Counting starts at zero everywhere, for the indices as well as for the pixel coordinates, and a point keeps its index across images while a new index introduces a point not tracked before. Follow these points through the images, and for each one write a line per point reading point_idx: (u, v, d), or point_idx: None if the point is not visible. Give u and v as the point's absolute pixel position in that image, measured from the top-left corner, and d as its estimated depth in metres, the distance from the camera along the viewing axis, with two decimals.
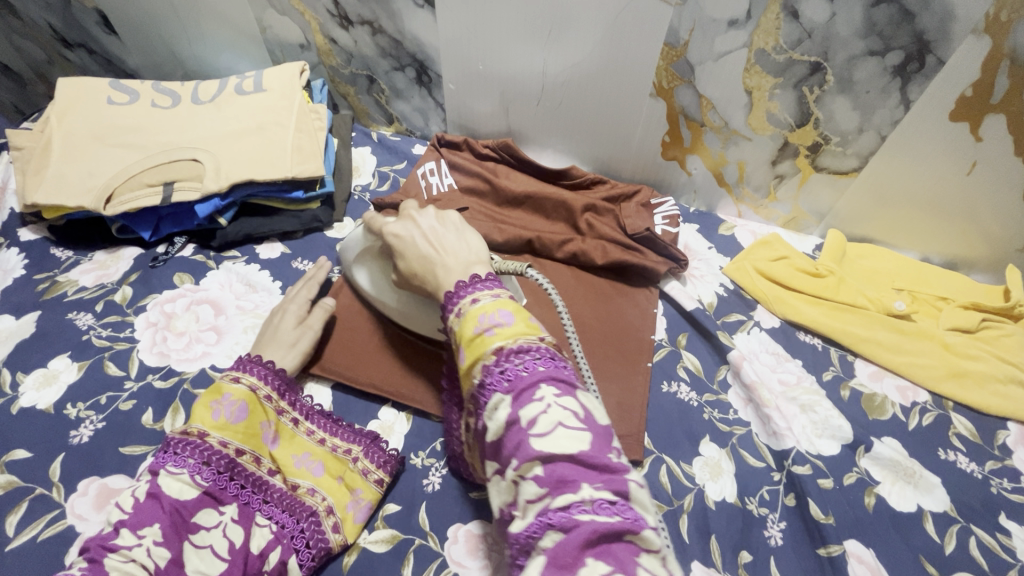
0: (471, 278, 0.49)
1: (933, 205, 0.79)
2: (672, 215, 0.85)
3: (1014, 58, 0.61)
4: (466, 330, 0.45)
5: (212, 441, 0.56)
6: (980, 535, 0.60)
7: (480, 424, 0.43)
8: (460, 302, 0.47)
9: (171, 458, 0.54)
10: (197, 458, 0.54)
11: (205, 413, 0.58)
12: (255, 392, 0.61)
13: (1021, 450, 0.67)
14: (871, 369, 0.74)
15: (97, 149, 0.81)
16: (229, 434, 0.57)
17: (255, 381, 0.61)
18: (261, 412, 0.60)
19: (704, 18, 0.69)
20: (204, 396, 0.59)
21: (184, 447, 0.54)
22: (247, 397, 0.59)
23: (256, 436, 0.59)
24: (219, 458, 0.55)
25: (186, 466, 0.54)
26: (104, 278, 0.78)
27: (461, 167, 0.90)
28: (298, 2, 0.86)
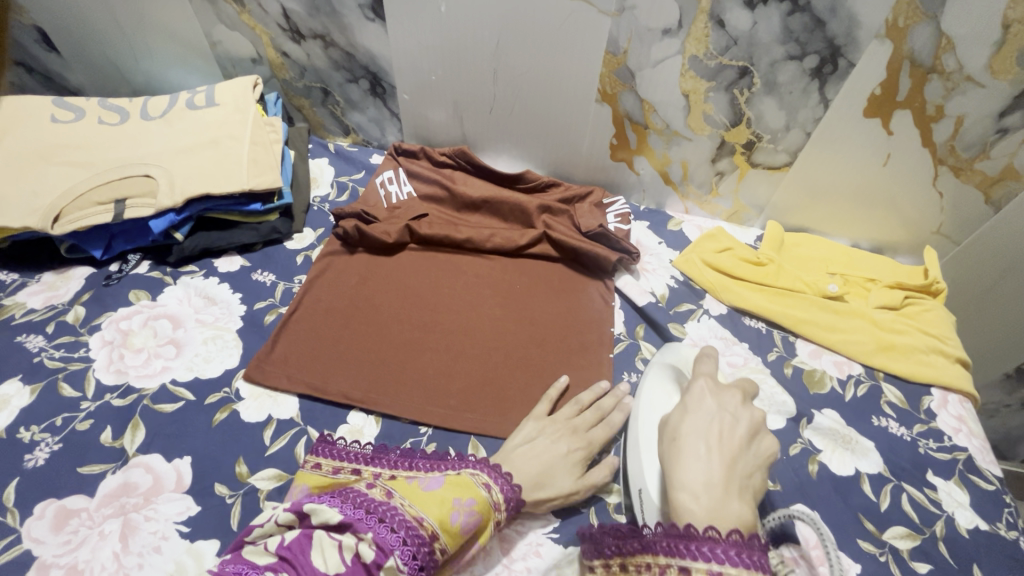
0: (746, 541, 0.43)
1: (858, 194, 0.86)
2: (624, 214, 0.89)
3: (913, 59, 0.68)
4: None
5: (436, 548, 0.49)
6: (910, 491, 0.66)
7: None
8: (723, 567, 0.42)
9: (402, 546, 0.46)
10: (419, 560, 0.47)
11: (443, 512, 0.50)
12: (494, 510, 0.54)
13: (944, 412, 0.74)
14: (810, 347, 0.80)
15: (42, 168, 0.80)
16: (449, 544, 0.50)
17: (496, 488, 0.56)
18: (484, 530, 0.53)
19: (640, 28, 0.73)
20: (453, 483, 0.54)
21: (418, 542, 0.47)
22: (485, 512, 0.53)
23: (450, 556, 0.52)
24: (430, 570, 0.48)
25: (409, 562, 0.46)
26: (54, 299, 0.76)
27: (419, 175, 0.92)
28: (248, 17, 0.86)
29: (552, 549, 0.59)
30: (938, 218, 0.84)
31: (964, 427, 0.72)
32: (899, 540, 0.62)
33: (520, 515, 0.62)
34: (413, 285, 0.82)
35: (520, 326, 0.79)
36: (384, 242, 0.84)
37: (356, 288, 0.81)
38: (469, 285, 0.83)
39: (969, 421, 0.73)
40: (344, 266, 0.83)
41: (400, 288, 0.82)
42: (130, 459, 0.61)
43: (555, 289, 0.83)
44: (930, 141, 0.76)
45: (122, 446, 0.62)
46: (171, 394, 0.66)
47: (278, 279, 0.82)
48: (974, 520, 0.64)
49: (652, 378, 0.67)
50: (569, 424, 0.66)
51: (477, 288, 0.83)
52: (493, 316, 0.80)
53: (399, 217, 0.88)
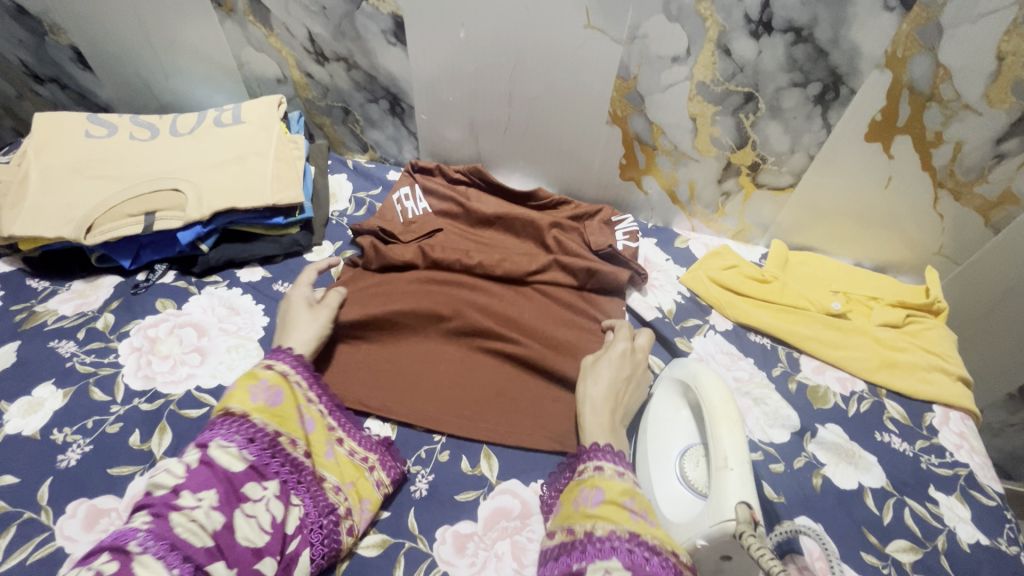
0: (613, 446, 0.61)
1: (860, 215, 0.89)
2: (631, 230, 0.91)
3: (912, 87, 0.71)
4: (614, 498, 0.55)
5: (255, 421, 0.58)
6: (912, 506, 0.67)
7: (580, 565, 0.51)
8: (609, 460, 0.60)
9: (220, 433, 0.56)
10: (242, 435, 0.57)
11: (243, 395, 0.60)
12: (287, 378, 0.64)
13: (946, 429, 0.75)
14: (814, 363, 0.82)
15: (77, 182, 0.83)
16: (268, 414, 0.60)
17: (280, 364, 0.65)
18: (295, 397, 0.64)
19: (650, 55, 0.77)
20: (240, 377, 0.62)
21: (226, 424, 0.57)
22: (281, 383, 0.63)
23: (292, 420, 0.62)
24: (263, 436, 0.58)
25: (233, 441, 0.56)
26: (84, 306, 0.79)
27: (434, 192, 0.95)
28: (275, 40, 0.91)
29: None
30: (938, 239, 0.87)
31: (965, 443, 0.74)
32: (901, 553, 0.63)
33: (531, 523, 0.64)
34: (427, 295, 0.85)
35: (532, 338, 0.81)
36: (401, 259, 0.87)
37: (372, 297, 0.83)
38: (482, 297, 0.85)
39: (971, 438, 0.75)
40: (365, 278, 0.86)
41: (415, 298, 0.84)
42: (157, 462, 0.63)
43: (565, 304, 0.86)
44: (930, 165, 0.79)
45: (150, 449, 0.64)
46: (197, 401, 0.69)
47: None
48: (975, 535, 0.65)
49: (663, 396, 0.70)
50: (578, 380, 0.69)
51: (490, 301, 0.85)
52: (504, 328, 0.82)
53: (415, 232, 0.92)
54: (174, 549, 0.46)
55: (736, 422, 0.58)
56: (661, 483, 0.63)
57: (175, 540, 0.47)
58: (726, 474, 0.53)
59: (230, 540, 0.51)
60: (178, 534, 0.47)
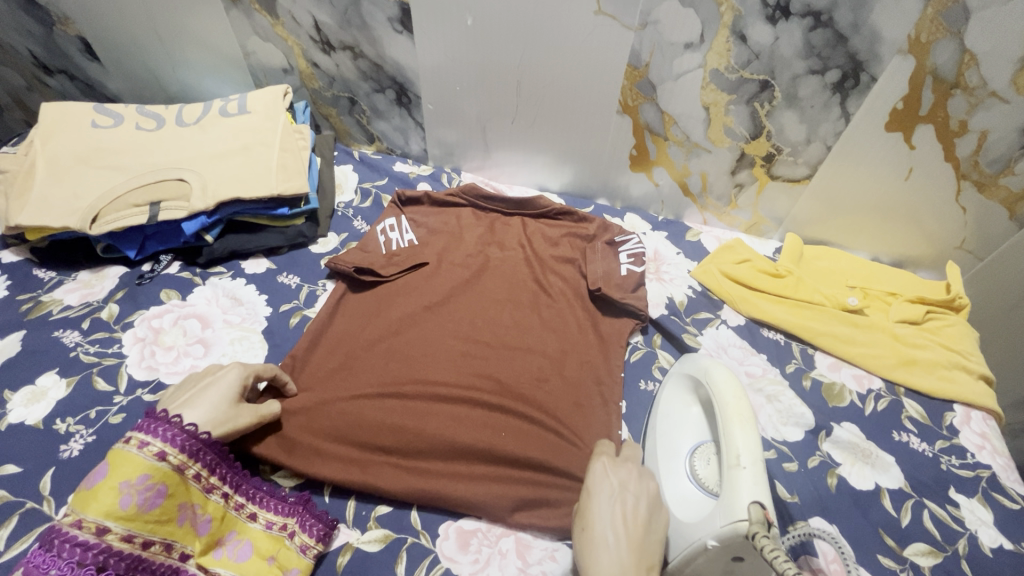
0: None
1: (879, 207, 0.87)
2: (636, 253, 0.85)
3: (936, 74, 0.69)
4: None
5: (100, 542, 0.47)
6: (932, 508, 0.65)
7: None
8: None
9: (53, 568, 0.44)
10: (87, 562, 0.45)
11: (108, 503, 0.48)
12: (176, 470, 0.52)
13: (967, 429, 0.73)
14: (830, 360, 0.79)
15: (83, 171, 0.83)
16: (130, 526, 0.48)
17: (157, 442, 0.51)
18: (177, 491, 0.52)
19: (662, 42, 0.75)
20: (108, 468, 0.49)
21: (68, 547, 0.45)
22: (165, 477, 0.51)
23: (173, 521, 0.52)
24: (117, 558, 0.47)
25: (75, 572, 0.45)
26: (89, 296, 0.79)
27: (421, 222, 0.91)
28: (281, 28, 0.89)
29: (567, 555, 0.60)
30: (961, 233, 0.85)
31: (988, 444, 0.71)
32: (920, 557, 0.61)
33: None
34: (410, 338, 0.78)
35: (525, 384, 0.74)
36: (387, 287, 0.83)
37: (351, 342, 0.77)
38: (472, 335, 0.79)
39: (993, 439, 0.72)
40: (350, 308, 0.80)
41: (396, 341, 0.77)
42: None
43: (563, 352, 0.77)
44: (953, 155, 0.76)
45: None
46: None
47: (303, 282, 0.84)
48: (998, 539, 0.63)
49: (672, 393, 0.68)
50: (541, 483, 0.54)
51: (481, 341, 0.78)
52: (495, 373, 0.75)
53: (399, 266, 0.85)
54: None
55: (750, 420, 0.56)
56: (667, 480, 0.61)
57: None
58: (738, 472, 0.52)
59: None
60: None
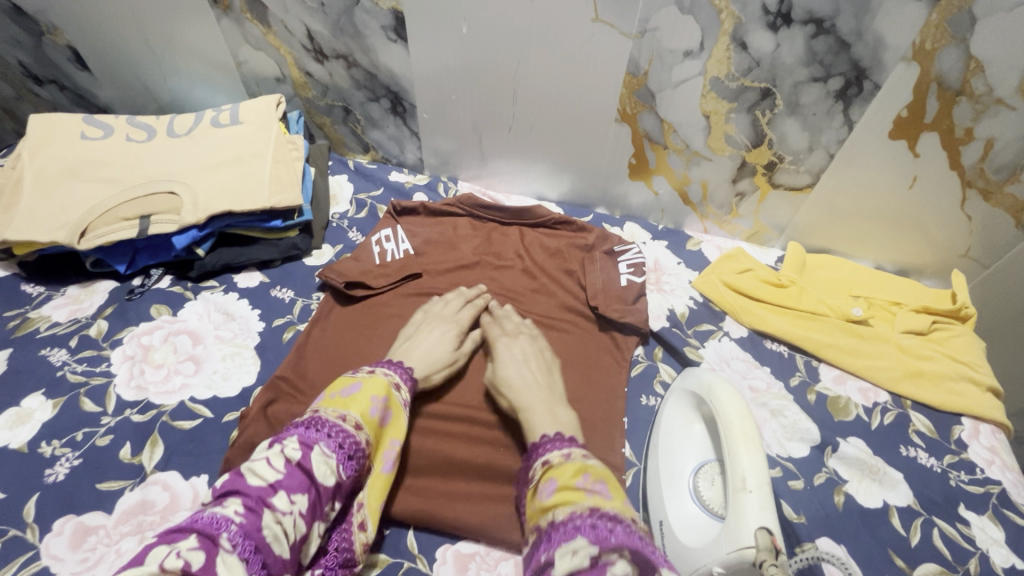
0: (557, 436, 0.58)
1: (883, 215, 0.86)
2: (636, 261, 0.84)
3: (941, 81, 0.67)
4: (568, 480, 0.51)
5: (362, 438, 0.54)
6: (942, 526, 0.63)
7: (546, 555, 0.46)
8: (550, 453, 0.56)
9: (326, 439, 0.51)
10: (344, 449, 0.52)
11: (363, 408, 0.56)
12: (403, 406, 0.62)
13: (976, 443, 0.71)
14: (834, 373, 0.78)
15: (72, 185, 0.81)
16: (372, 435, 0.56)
17: (397, 382, 0.63)
18: (399, 426, 0.60)
19: (661, 50, 0.73)
20: (366, 383, 0.59)
21: (336, 432, 0.52)
22: (397, 409, 0.61)
23: (381, 449, 0.58)
24: (358, 453, 0.53)
25: (336, 452, 0.51)
26: (78, 312, 0.77)
27: (416, 232, 0.89)
28: (273, 37, 0.88)
29: None
30: (966, 242, 0.84)
31: (997, 459, 0.70)
32: None
33: None
34: None
35: None
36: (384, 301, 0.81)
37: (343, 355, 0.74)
38: (469, 347, 0.77)
39: (1002, 452, 0.71)
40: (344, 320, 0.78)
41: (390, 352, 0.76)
42: (148, 476, 0.61)
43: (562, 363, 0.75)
44: (958, 163, 0.75)
45: (141, 462, 0.62)
46: (190, 412, 0.67)
47: (297, 296, 0.82)
48: (1010, 558, 0.61)
49: (675, 409, 0.66)
50: (455, 318, 0.76)
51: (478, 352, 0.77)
52: None
53: (391, 276, 0.83)
54: (259, 556, 0.42)
55: (756, 441, 0.54)
56: (670, 503, 0.59)
57: (261, 544, 0.43)
58: (744, 496, 0.50)
59: (298, 554, 0.47)
60: (265, 537, 0.43)
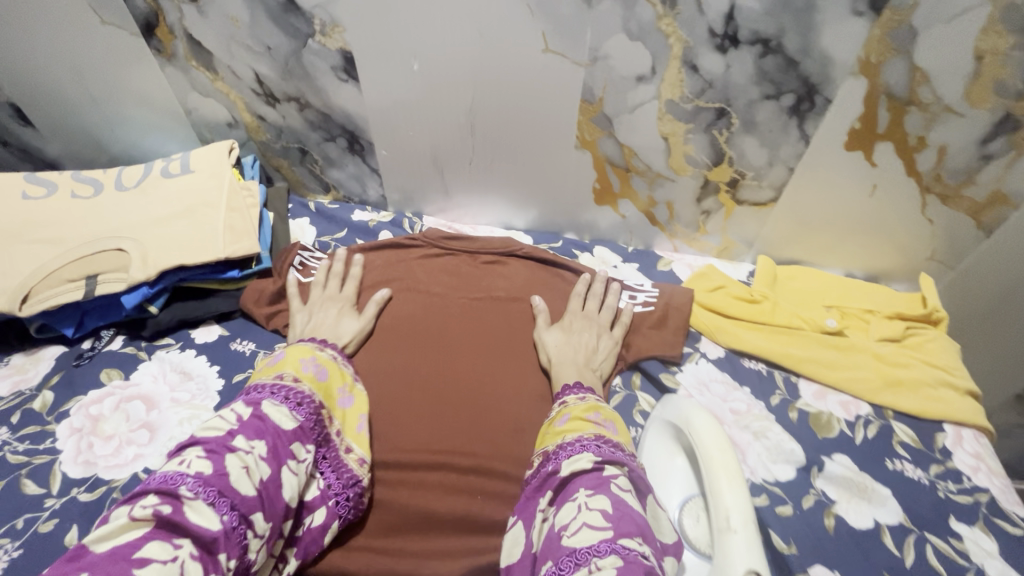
0: (577, 383, 0.69)
1: (851, 224, 0.86)
2: (651, 302, 0.82)
3: (889, 93, 0.68)
4: (582, 413, 0.63)
5: (304, 388, 0.59)
6: (935, 542, 0.62)
7: (552, 466, 0.57)
8: (568, 395, 0.67)
9: (270, 394, 0.56)
10: (292, 398, 0.57)
11: (297, 367, 0.62)
12: (336, 361, 0.68)
13: (960, 450, 0.70)
14: (814, 388, 0.77)
15: (12, 249, 0.77)
16: (314, 385, 0.62)
17: (336, 354, 0.69)
18: (339, 376, 0.67)
19: (614, 76, 0.73)
20: (294, 351, 0.65)
21: (281, 387, 0.58)
22: (330, 364, 0.66)
23: (332, 399, 0.64)
24: (306, 398, 0.58)
25: (284, 403, 0.56)
26: (22, 383, 0.73)
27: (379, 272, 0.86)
28: (221, 83, 0.86)
29: None
30: (930, 244, 0.86)
31: (982, 465, 0.69)
32: None
33: None
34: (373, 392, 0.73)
35: (499, 436, 0.70)
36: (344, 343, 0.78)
37: None
38: (441, 387, 0.74)
39: (987, 458, 0.70)
40: None
41: None
42: None
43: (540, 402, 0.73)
44: (914, 170, 0.76)
45: None
46: None
47: (258, 348, 0.79)
48: (1006, 571, 0.60)
49: (655, 440, 0.65)
50: (342, 297, 0.80)
51: (450, 392, 0.74)
52: (466, 427, 0.70)
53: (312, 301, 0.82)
54: (223, 497, 0.45)
55: (739, 477, 0.51)
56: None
57: (223, 487, 0.46)
58: (729, 538, 0.47)
59: (276, 493, 0.50)
60: (228, 480, 0.46)
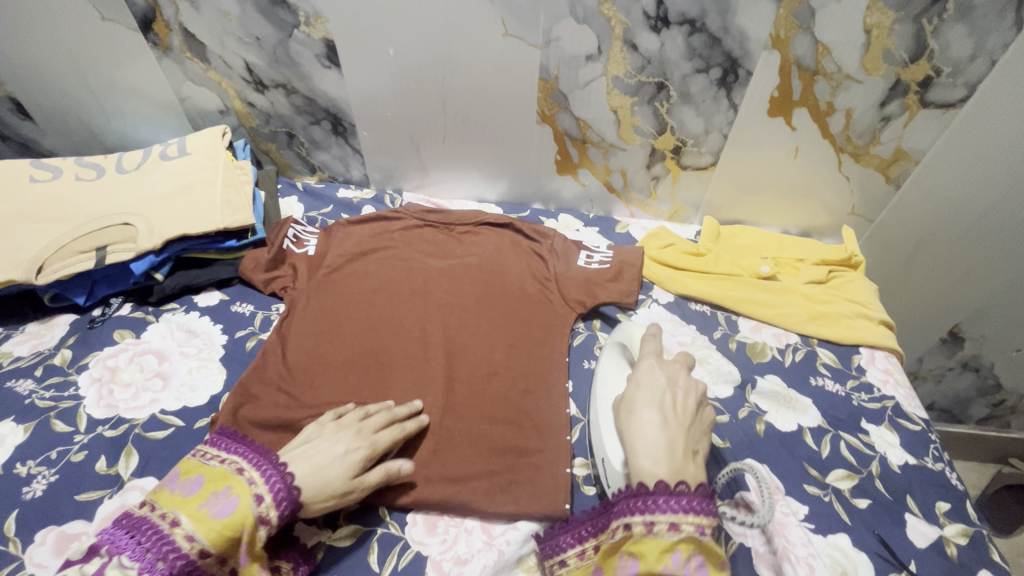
0: (662, 487, 0.54)
1: (781, 184, 0.98)
2: (606, 261, 0.91)
3: (798, 64, 0.80)
4: (653, 565, 0.50)
5: (177, 536, 0.53)
6: (847, 439, 0.73)
7: None
8: (653, 516, 0.52)
9: (129, 546, 0.52)
10: (150, 553, 0.52)
11: (191, 504, 0.56)
12: (251, 487, 0.58)
13: (872, 367, 0.82)
14: (751, 323, 0.88)
15: (25, 225, 0.84)
16: (201, 531, 0.54)
17: (257, 477, 0.59)
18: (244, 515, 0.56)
19: (566, 56, 0.83)
20: (209, 479, 0.58)
21: (142, 538, 0.53)
22: (241, 491, 0.57)
23: (230, 539, 0.55)
24: (165, 555, 0.52)
25: (140, 558, 0.52)
26: (40, 345, 0.80)
27: (362, 242, 0.94)
28: (214, 73, 0.94)
29: (528, 523, 0.66)
30: (850, 201, 0.98)
31: (891, 378, 0.81)
32: (840, 482, 0.69)
33: None
34: (360, 343, 0.82)
35: (474, 376, 0.79)
36: (334, 302, 0.86)
37: (302, 357, 0.79)
38: (421, 337, 0.83)
39: (895, 373, 0.82)
40: (304, 325, 0.83)
41: (348, 349, 0.81)
42: (125, 483, 0.65)
43: (511, 346, 0.82)
44: (828, 132, 0.88)
45: (117, 471, 0.66)
46: (161, 422, 0.71)
47: (257, 309, 0.87)
48: (903, 456, 0.72)
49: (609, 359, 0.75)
50: (364, 437, 0.65)
51: (430, 341, 0.82)
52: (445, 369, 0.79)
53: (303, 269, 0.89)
54: None
55: (666, 373, 0.65)
56: (609, 441, 0.65)
57: None
58: (637, 415, 0.60)
59: None
60: None
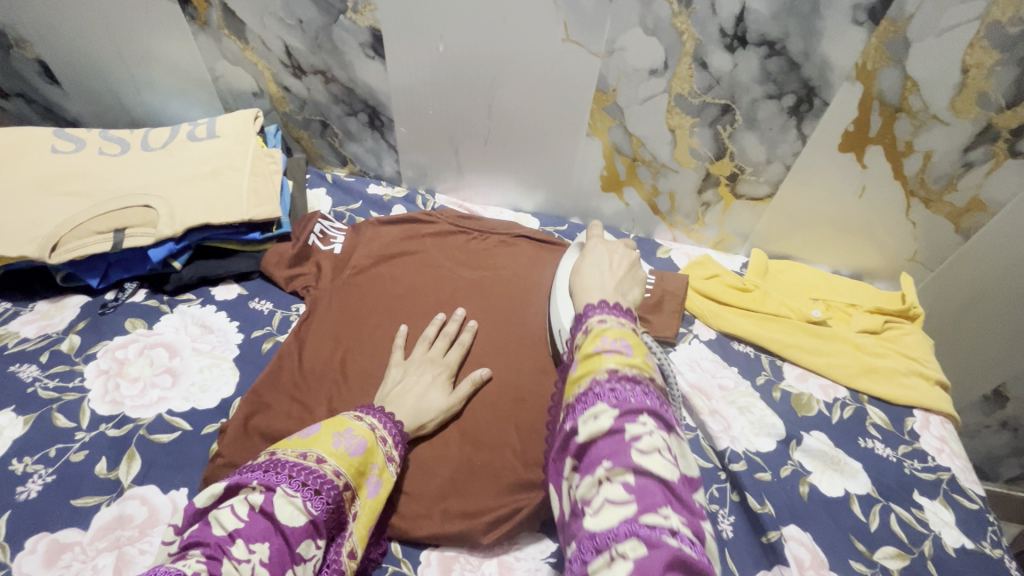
0: (603, 304, 0.58)
1: (838, 222, 0.92)
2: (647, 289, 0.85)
3: (881, 99, 0.74)
4: (587, 348, 0.52)
5: (328, 470, 0.51)
6: (898, 512, 0.68)
7: (570, 424, 0.48)
8: (588, 320, 0.56)
9: (286, 479, 0.49)
10: (309, 484, 0.49)
11: (327, 441, 0.54)
12: (372, 431, 0.58)
13: (927, 433, 0.76)
14: (797, 370, 0.82)
15: (42, 198, 0.80)
16: (345, 466, 0.53)
17: (377, 424, 0.59)
18: (374, 451, 0.57)
19: (628, 68, 0.77)
20: (326, 423, 0.56)
21: (300, 471, 0.50)
22: (366, 434, 0.57)
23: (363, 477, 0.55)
24: (328, 487, 0.50)
25: (300, 490, 0.48)
26: (48, 328, 0.76)
27: (389, 242, 0.89)
28: (251, 53, 0.89)
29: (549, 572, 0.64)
30: (912, 246, 0.92)
31: (946, 447, 0.75)
32: (889, 561, 0.64)
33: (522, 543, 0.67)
34: (381, 351, 0.76)
35: (500, 399, 0.72)
36: (356, 305, 0.81)
37: (318, 362, 0.75)
38: None
39: (951, 442, 0.76)
40: (323, 329, 0.78)
41: (367, 357, 0.76)
42: (125, 491, 0.61)
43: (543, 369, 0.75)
44: (901, 173, 0.82)
45: (118, 477, 0.62)
46: (167, 425, 0.67)
47: (275, 308, 0.83)
48: (960, 539, 0.66)
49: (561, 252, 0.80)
50: (443, 361, 0.73)
51: None
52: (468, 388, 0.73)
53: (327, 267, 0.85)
54: None
55: (605, 247, 0.74)
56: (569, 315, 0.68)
57: None
58: (583, 272, 0.67)
59: None
60: None
